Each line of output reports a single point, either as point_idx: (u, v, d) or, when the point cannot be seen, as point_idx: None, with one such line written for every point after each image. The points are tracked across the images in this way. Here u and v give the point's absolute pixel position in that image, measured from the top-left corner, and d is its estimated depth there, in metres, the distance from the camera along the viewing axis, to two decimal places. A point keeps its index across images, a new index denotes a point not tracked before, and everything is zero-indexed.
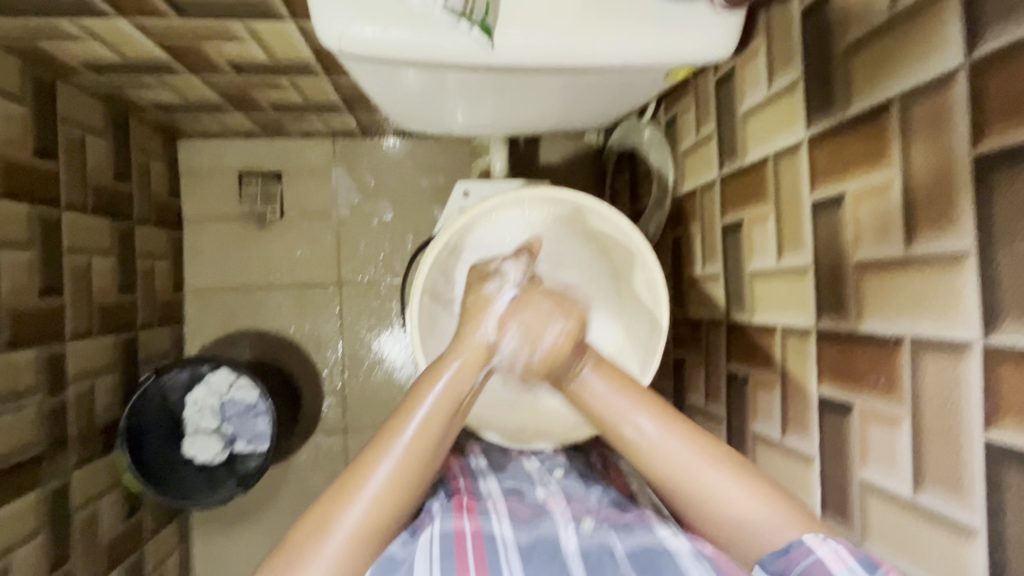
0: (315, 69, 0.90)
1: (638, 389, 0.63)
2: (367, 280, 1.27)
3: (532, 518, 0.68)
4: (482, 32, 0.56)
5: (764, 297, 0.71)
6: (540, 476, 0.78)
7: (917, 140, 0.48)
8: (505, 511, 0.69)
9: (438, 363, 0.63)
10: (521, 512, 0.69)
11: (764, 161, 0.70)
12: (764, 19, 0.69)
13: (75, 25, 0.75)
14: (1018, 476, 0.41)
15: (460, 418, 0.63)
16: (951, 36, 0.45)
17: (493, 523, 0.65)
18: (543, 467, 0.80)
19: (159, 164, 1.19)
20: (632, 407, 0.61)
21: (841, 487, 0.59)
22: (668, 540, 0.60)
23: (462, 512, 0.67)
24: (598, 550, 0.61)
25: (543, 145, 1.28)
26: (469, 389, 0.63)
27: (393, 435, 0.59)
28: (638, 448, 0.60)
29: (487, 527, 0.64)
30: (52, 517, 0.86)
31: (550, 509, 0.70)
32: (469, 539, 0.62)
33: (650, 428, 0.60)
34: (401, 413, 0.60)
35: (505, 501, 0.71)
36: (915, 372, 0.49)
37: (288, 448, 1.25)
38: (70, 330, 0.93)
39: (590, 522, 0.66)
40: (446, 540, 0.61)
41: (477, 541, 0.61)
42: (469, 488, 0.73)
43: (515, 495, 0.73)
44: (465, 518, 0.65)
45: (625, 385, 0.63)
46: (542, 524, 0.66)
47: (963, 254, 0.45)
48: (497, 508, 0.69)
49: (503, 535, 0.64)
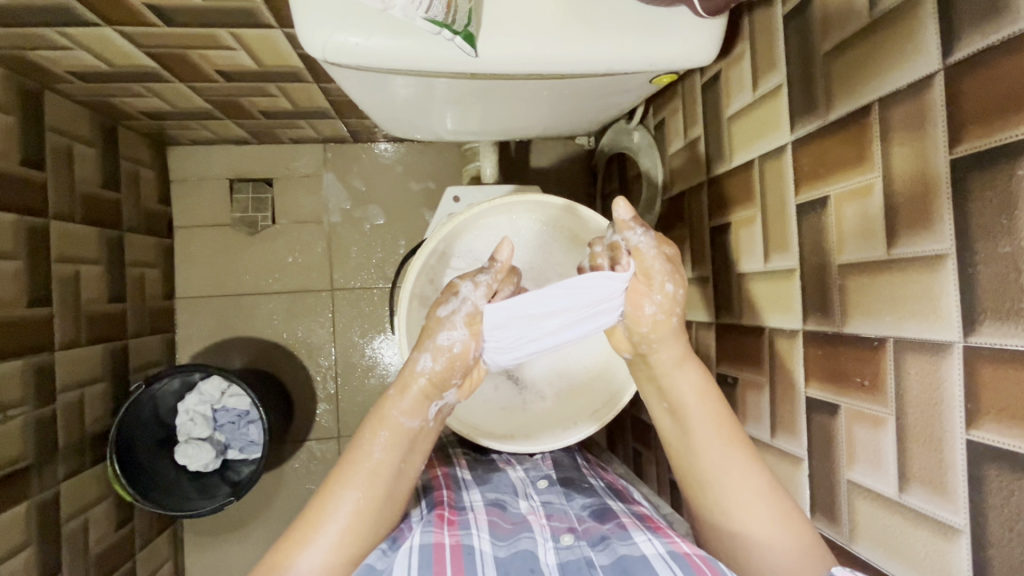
0: (304, 76, 0.91)
1: (719, 405, 0.65)
2: (359, 285, 1.27)
3: (512, 533, 0.68)
4: (464, 40, 0.54)
5: (752, 300, 0.72)
6: (524, 486, 0.78)
7: (897, 144, 0.49)
8: (487, 524, 0.68)
9: (379, 408, 0.62)
10: (502, 526, 0.69)
11: (750, 164, 0.70)
12: (748, 23, 0.70)
13: (60, 34, 0.75)
14: (999, 475, 0.42)
15: (412, 461, 0.63)
16: (927, 41, 0.46)
17: (473, 538, 0.64)
18: (528, 477, 0.80)
19: (148, 172, 1.19)
20: (707, 419, 0.64)
21: (828, 488, 0.59)
22: (643, 547, 0.62)
23: (443, 525, 0.65)
24: (575, 563, 0.63)
25: (534, 149, 1.29)
26: (415, 432, 0.62)
27: (339, 485, 0.59)
28: (700, 451, 0.65)
29: (467, 542, 0.63)
30: (42, 529, 0.86)
31: (531, 522, 0.69)
32: (448, 552, 0.61)
33: (713, 441, 0.64)
34: (345, 464, 0.60)
35: (488, 514, 0.70)
36: (899, 373, 0.50)
37: (281, 455, 1.24)
38: (58, 340, 0.93)
39: (570, 536, 0.67)
40: (425, 552, 0.60)
41: (455, 554, 0.61)
42: (452, 501, 0.72)
43: (497, 508, 0.72)
44: (445, 531, 0.64)
45: (710, 394, 0.65)
46: (522, 539, 0.66)
47: (942, 256, 0.45)
48: (480, 520, 0.68)
49: (481, 550, 0.63)
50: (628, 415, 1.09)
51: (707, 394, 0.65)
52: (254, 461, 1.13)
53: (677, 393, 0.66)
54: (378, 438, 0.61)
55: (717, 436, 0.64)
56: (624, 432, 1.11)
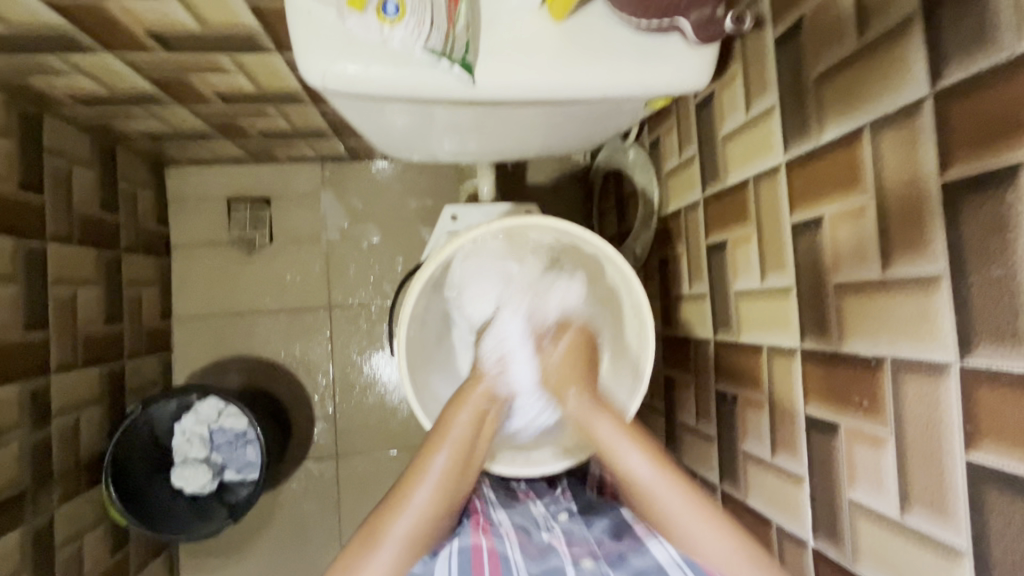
0: (302, 98, 0.91)
1: (659, 453, 0.65)
2: (357, 303, 1.27)
3: (539, 555, 0.69)
4: (462, 69, 0.56)
5: (749, 317, 0.72)
6: (545, 518, 0.77)
7: (889, 167, 0.49)
8: (518, 542, 0.71)
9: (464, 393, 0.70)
10: (530, 548, 0.70)
11: (744, 183, 0.71)
12: (739, 46, 0.71)
13: (61, 60, 0.75)
14: (1000, 496, 0.42)
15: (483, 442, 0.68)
16: (916, 69, 0.47)
17: (506, 544, 0.69)
18: (548, 511, 0.79)
19: (146, 193, 1.19)
20: (647, 469, 0.64)
21: (830, 509, 0.59)
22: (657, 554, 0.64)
23: (479, 530, 0.71)
24: None
25: (531, 166, 1.29)
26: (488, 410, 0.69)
27: (428, 459, 0.64)
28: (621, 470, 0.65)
29: (502, 547, 0.69)
30: (36, 555, 0.85)
31: (556, 548, 0.70)
32: (484, 556, 0.67)
33: (634, 457, 0.65)
34: (435, 438, 0.66)
35: (517, 532, 0.73)
36: (898, 392, 0.50)
37: (277, 476, 1.23)
38: (55, 362, 0.93)
39: (590, 559, 0.67)
40: (463, 556, 0.66)
41: (492, 559, 0.67)
42: (484, 512, 0.75)
43: (524, 530, 0.74)
44: (482, 534, 0.70)
45: (651, 450, 0.65)
46: (551, 559, 0.68)
47: (936, 278, 0.46)
48: (511, 536, 0.72)
49: (514, 559, 0.68)
50: None
51: (632, 435, 0.66)
52: (251, 482, 1.12)
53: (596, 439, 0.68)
54: (457, 419, 0.67)
55: (639, 458, 0.64)
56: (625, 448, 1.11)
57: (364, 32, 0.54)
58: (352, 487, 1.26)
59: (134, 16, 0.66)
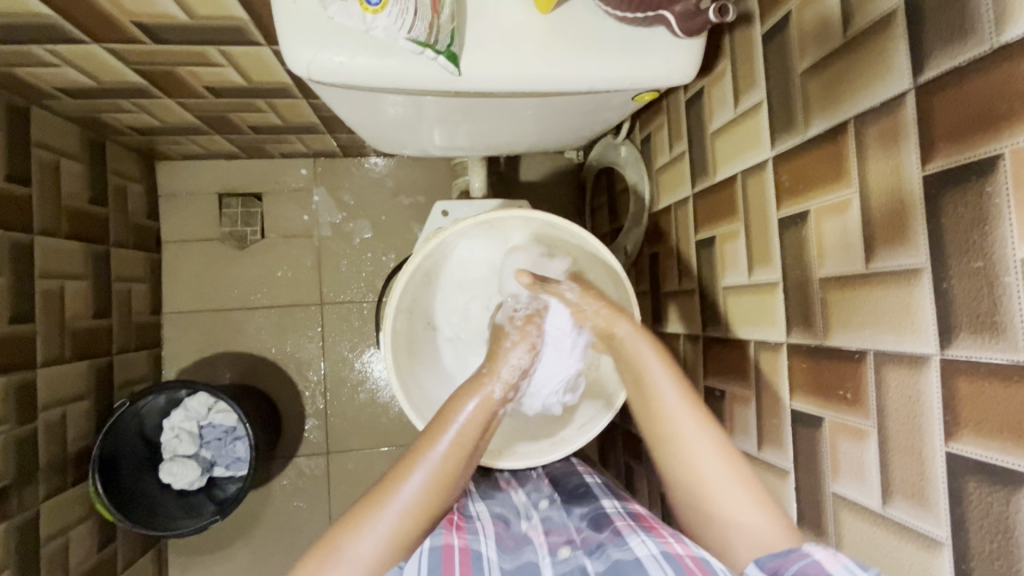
0: (293, 92, 0.91)
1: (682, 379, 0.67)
2: (349, 300, 1.27)
3: (515, 547, 0.69)
4: (447, 60, 0.56)
5: (736, 312, 0.72)
6: (526, 507, 0.78)
7: (874, 161, 0.50)
8: (494, 534, 0.69)
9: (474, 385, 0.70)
10: (507, 539, 0.70)
11: (732, 179, 0.71)
12: (728, 41, 0.71)
13: (47, 51, 0.75)
14: (979, 487, 0.42)
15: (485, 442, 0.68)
16: (898, 62, 0.47)
17: (480, 542, 0.65)
18: (530, 499, 0.80)
19: (136, 187, 1.18)
20: (673, 391, 0.66)
21: (815, 502, 0.59)
22: (637, 550, 0.61)
23: (451, 528, 0.66)
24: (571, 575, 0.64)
25: (523, 163, 1.30)
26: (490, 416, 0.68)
27: (427, 448, 0.64)
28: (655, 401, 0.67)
29: (474, 545, 0.64)
30: (20, 550, 0.84)
31: (532, 539, 0.71)
32: (457, 554, 0.61)
33: (668, 390, 0.66)
34: (435, 429, 0.66)
35: (493, 523, 0.71)
36: (880, 384, 0.50)
37: (268, 473, 1.23)
38: (41, 357, 0.92)
39: (567, 549, 0.68)
40: (435, 554, 0.60)
41: (464, 557, 0.61)
42: (460, 508, 0.72)
43: (502, 521, 0.73)
44: (454, 533, 0.65)
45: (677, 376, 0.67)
46: (527, 551, 0.68)
47: (917, 271, 0.46)
48: (487, 528, 0.70)
49: (489, 556, 0.64)
50: (619, 427, 1.10)
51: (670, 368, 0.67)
52: (241, 477, 1.13)
53: (627, 350, 0.70)
54: (463, 408, 0.67)
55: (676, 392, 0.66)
56: (616, 445, 1.11)
57: (347, 19, 0.53)
58: (343, 484, 1.26)
59: (120, 6, 0.66)
